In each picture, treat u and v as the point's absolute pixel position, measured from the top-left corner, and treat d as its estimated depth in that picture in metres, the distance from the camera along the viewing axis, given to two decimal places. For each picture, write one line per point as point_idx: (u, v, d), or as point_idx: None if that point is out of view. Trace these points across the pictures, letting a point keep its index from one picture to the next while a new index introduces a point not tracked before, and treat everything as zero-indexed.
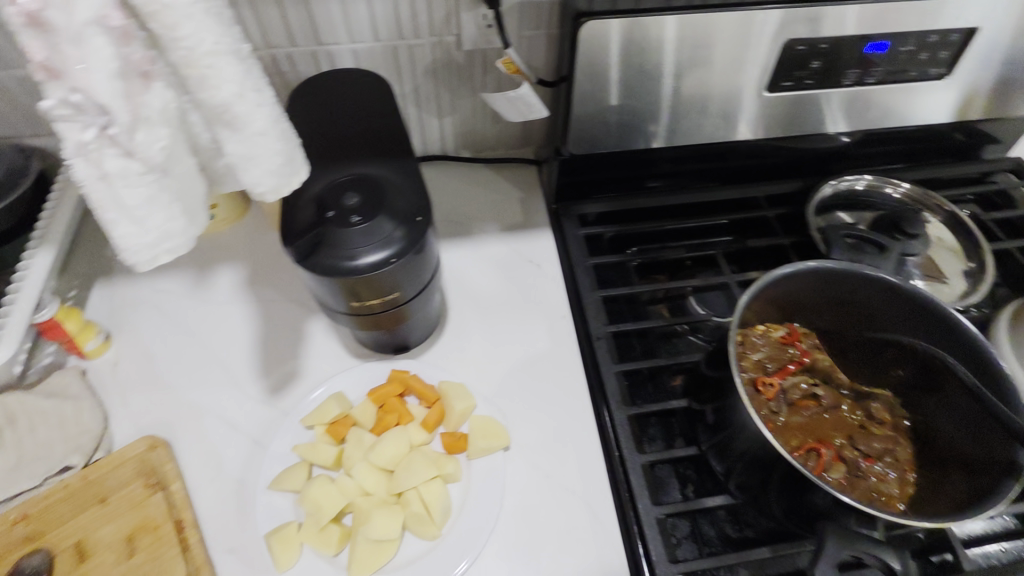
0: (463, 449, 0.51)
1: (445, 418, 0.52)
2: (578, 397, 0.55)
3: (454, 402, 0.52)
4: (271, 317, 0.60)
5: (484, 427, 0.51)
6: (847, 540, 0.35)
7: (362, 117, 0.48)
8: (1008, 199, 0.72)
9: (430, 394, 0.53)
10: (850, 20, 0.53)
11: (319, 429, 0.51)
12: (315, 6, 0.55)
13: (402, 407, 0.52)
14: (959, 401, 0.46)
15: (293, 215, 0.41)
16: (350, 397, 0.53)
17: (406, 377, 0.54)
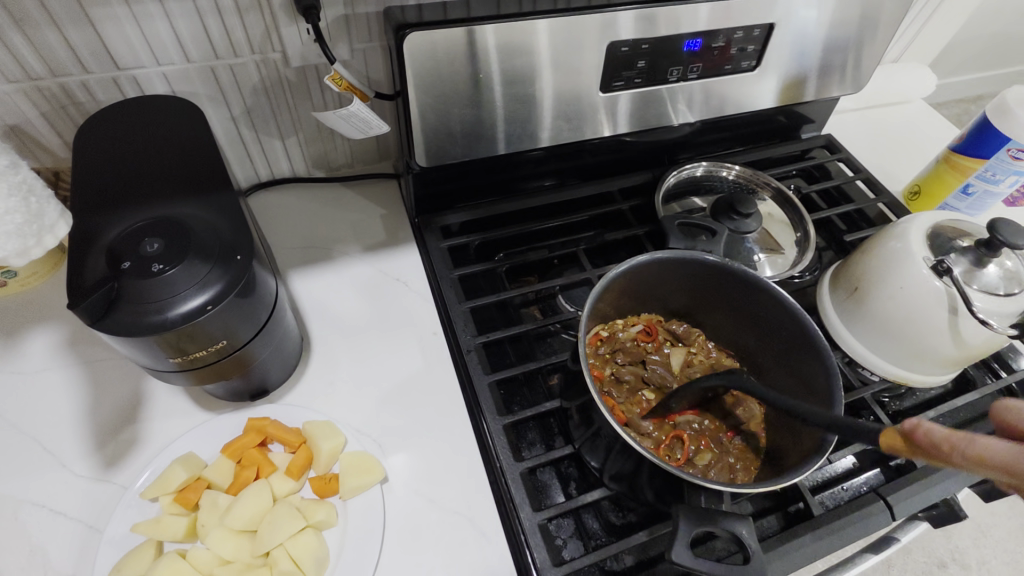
0: (335, 491, 0.47)
1: (312, 462, 0.49)
2: (455, 413, 0.54)
3: (321, 442, 0.49)
4: (100, 380, 0.53)
5: (355, 463, 0.49)
6: (696, 516, 0.38)
7: (168, 150, 0.43)
8: (825, 171, 0.81)
9: (293, 438, 0.49)
10: (662, 21, 0.57)
11: (164, 500, 0.45)
12: (105, 28, 0.48)
13: (261, 458, 0.48)
14: (796, 366, 0.48)
15: (82, 269, 0.36)
16: (202, 457, 0.48)
17: (263, 424, 0.50)
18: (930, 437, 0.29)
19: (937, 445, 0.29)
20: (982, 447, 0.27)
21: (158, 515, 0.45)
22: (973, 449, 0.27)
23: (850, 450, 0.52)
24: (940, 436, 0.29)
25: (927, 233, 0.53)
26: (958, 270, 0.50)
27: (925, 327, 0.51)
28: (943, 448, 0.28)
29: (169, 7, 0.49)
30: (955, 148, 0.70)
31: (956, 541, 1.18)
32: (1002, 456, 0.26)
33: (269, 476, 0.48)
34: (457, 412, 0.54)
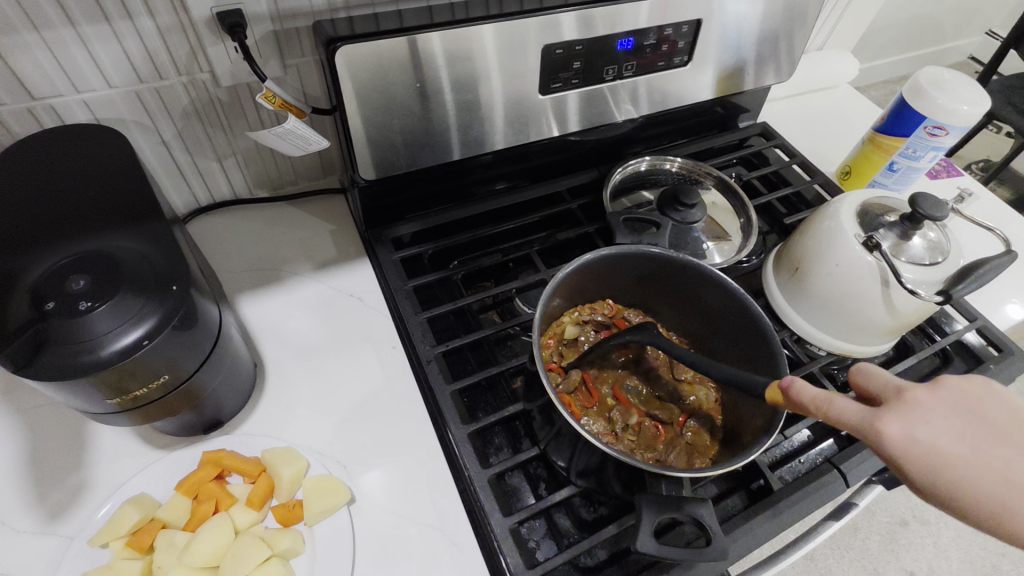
0: (299, 518, 0.46)
1: (273, 490, 0.47)
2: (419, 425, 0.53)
3: (282, 468, 0.48)
4: (38, 429, 0.50)
5: (320, 487, 0.48)
6: (659, 504, 0.38)
7: (91, 182, 0.41)
8: (763, 157, 0.85)
9: (252, 467, 0.48)
10: (594, 22, 0.58)
11: (116, 545, 0.43)
12: (15, 58, 0.46)
13: (220, 491, 0.47)
14: (744, 347, 0.50)
15: (3, 313, 0.34)
16: (156, 496, 0.47)
17: (219, 455, 0.48)
18: (801, 396, 0.35)
19: (805, 403, 0.35)
20: (839, 408, 0.33)
21: (110, 561, 0.43)
22: (835, 410, 0.33)
23: (802, 424, 0.54)
24: (810, 396, 0.35)
25: (856, 212, 0.56)
26: (886, 244, 0.53)
27: (861, 301, 0.54)
28: (809, 406, 0.34)
29: (83, 32, 0.47)
30: (879, 128, 0.73)
31: (914, 499, 1.25)
32: (852, 416, 0.33)
33: (229, 508, 0.46)
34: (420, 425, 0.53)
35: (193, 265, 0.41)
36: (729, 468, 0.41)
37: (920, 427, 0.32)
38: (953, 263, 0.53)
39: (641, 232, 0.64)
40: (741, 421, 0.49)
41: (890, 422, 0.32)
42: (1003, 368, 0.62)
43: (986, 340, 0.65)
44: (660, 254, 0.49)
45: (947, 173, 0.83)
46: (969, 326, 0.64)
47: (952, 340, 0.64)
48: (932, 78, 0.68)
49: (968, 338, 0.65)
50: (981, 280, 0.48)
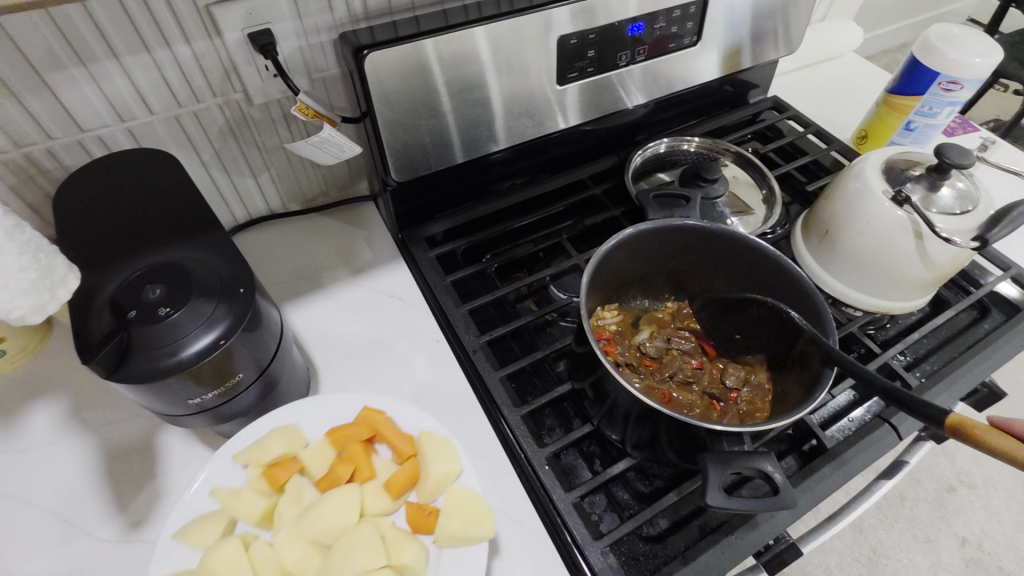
0: (429, 529, 0.44)
1: (419, 484, 0.46)
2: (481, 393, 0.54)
3: (434, 464, 0.45)
4: (111, 444, 0.52)
5: (461, 508, 0.44)
6: (724, 460, 0.39)
7: (151, 200, 0.43)
8: (777, 130, 0.86)
9: (404, 448, 0.47)
10: (605, 10, 0.59)
11: (255, 470, 0.46)
12: (65, 93, 0.49)
13: (367, 458, 0.47)
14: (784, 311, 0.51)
15: (87, 324, 0.36)
16: (306, 434, 0.48)
17: (376, 420, 0.48)
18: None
19: None
20: None
21: (239, 484, 0.45)
22: None
23: (848, 382, 0.55)
24: None
25: (881, 168, 0.57)
26: (915, 197, 0.53)
27: (896, 255, 0.54)
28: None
29: (126, 63, 0.49)
30: (891, 90, 0.74)
31: (959, 464, 1.25)
32: None
33: (366, 483, 0.46)
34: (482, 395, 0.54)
35: None
36: (787, 422, 0.42)
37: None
38: (985, 210, 0.53)
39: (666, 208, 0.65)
40: (789, 385, 0.49)
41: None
42: None
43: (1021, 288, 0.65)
44: (694, 225, 0.50)
45: (963, 130, 0.84)
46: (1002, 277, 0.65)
47: (987, 291, 0.64)
48: (942, 35, 0.68)
49: (1002, 288, 0.65)
50: (1016, 222, 0.48)
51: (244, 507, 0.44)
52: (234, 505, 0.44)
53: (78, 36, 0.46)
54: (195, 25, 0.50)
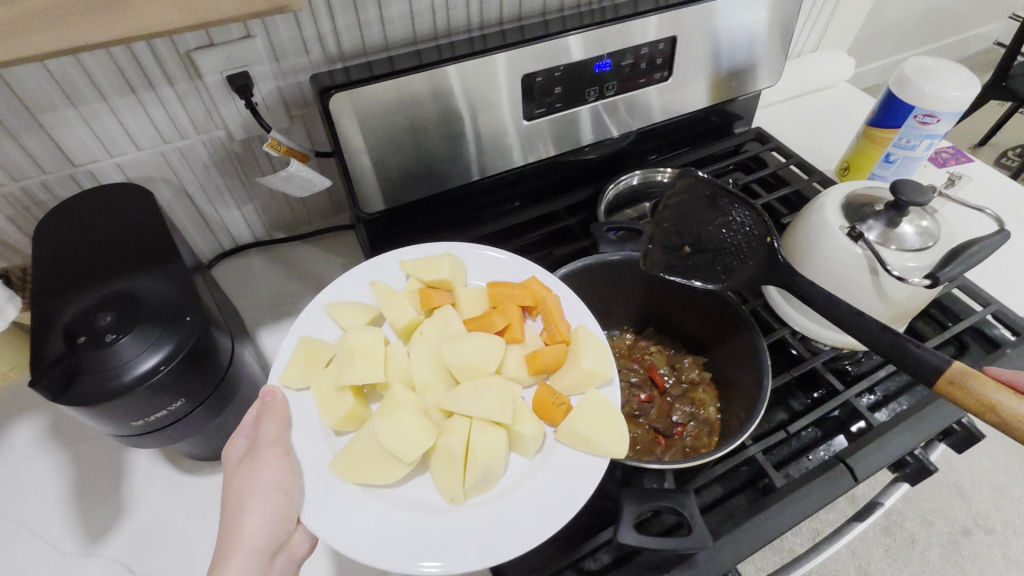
0: (554, 421, 0.49)
1: (563, 366, 0.51)
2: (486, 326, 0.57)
3: (586, 359, 0.50)
4: (87, 461, 0.55)
5: (593, 413, 0.47)
6: (639, 498, 0.39)
7: (120, 232, 0.47)
8: (761, 162, 0.86)
9: (558, 333, 0.52)
10: (569, 48, 0.61)
11: (415, 287, 0.57)
12: (57, 132, 0.53)
13: (513, 316, 0.54)
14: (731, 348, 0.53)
15: (43, 349, 0.39)
16: (468, 277, 0.58)
17: (541, 294, 0.54)
18: None
19: None
20: None
21: (397, 290, 0.56)
22: None
23: (806, 420, 0.55)
24: None
25: (842, 203, 0.56)
26: (872, 235, 0.53)
27: (855, 292, 0.54)
28: None
29: (113, 104, 0.53)
30: (871, 123, 0.74)
31: (975, 507, 1.18)
32: None
33: (511, 346, 0.54)
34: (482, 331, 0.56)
35: (206, 298, 0.45)
36: (707, 460, 0.43)
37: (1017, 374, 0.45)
38: (945, 248, 0.52)
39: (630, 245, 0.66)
40: (736, 407, 0.50)
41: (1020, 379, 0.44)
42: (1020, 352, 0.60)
43: (1002, 325, 0.63)
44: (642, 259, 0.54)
45: (955, 159, 0.83)
46: (983, 311, 0.63)
47: (964, 326, 0.63)
48: (917, 68, 0.68)
49: (982, 325, 0.64)
50: (970, 261, 0.48)
51: (395, 314, 0.54)
52: (388, 306, 0.54)
53: (68, 82, 0.50)
54: (178, 69, 0.54)
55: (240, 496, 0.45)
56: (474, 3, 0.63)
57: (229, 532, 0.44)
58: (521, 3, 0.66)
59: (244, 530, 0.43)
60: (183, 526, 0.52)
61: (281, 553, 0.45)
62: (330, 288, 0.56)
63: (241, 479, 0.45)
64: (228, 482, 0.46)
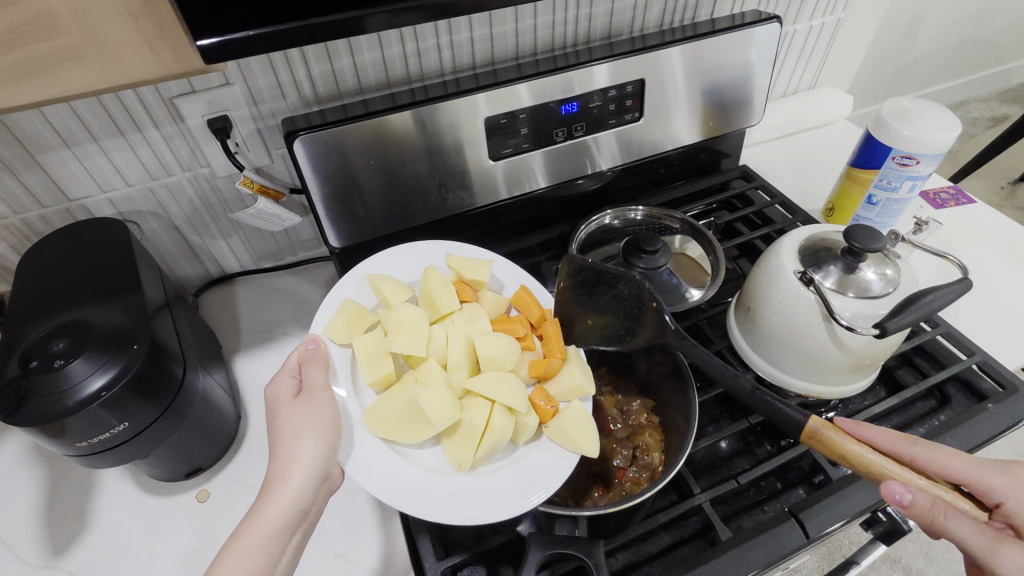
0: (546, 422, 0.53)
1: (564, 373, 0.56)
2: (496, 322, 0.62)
3: (578, 375, 0.54)
4: (59, 476, 0.58)
5: (578, 418, 0.52)
6: (546, 544, 0.39)
7: (91, 263, 0.51)
8: (745, 199, 0.85)
9: (558, 350, 0.56)
10: (532, 92, 0.64)
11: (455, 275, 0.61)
12: (53, 169, 0.58)
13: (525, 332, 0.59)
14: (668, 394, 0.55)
15: (2, 371, 0.43)
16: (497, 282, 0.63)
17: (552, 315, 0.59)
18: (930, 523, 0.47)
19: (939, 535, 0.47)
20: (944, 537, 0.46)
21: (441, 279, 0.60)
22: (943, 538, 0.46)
23: (760, 470, 0.53)
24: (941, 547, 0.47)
25: (800, 248, 0.55)
26: (828, 281, 0.52)
27: (809, 338, 0.52)
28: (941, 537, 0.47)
29: (104, 145, 0.58)
30: (853, 163, 0.72)
31: None
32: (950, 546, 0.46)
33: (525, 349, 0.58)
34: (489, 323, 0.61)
35: (161, 327, 0.48)
36: (621, 508, 0.44)
37: (869, 430, 0.45)
38: (904, 296, 0.50)
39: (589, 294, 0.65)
40: (673, 451, 0.52)
41: (872, 434, 0.45)
42: (1004, 407, 0.57)
43: (987, 376, 0.60)
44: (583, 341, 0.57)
45: (956, 201, 0.79)
46: (966, 361, 0.60)
47: (947, 378, 0.59)
48: (893, 110, 0.67)
49: (968, 377, 0.60)
50: (921, 310, 0.46)
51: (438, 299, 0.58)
52: (434, 289, 0.58)
53: (63, 125, 0.55)
54: (162, 112, 0.58)
55: (295, 431, 0.48)
56: (445, 51, 0.67)
57: (282, 460, 0.46)
58: (492, 50, 0.69)
59: (295, 457, 0.46)
60: (137, 545, 0.54)
61: (325, 481, 0.48)
62: (375, 258, 0.60)
63: (297, 412, 0.49)
64: (282, 417, 0.49)
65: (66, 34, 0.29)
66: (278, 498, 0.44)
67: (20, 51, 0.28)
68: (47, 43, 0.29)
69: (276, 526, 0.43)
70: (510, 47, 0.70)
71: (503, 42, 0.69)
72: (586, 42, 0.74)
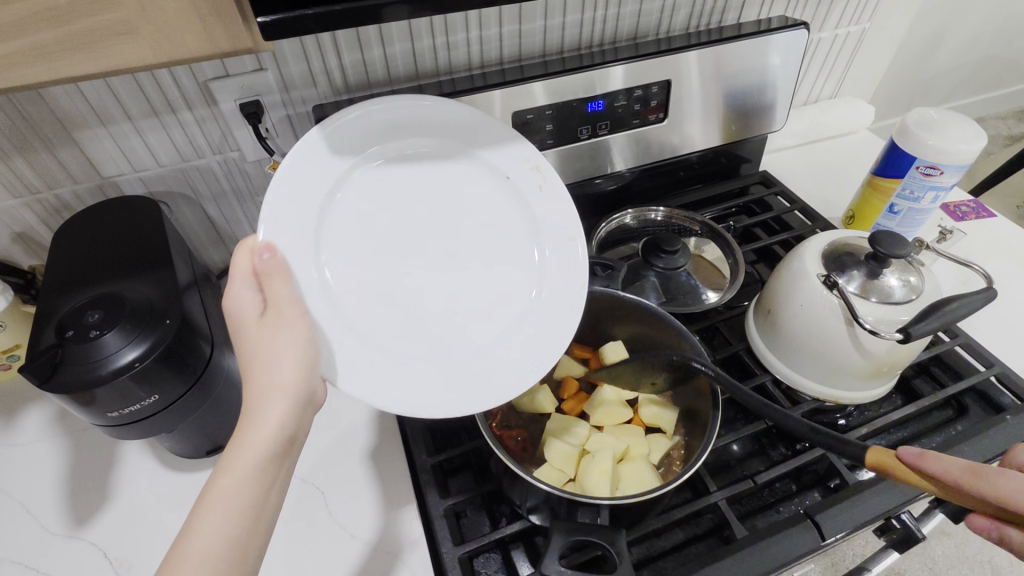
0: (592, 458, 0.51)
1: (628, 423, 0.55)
2: (510, 231, 0.55)
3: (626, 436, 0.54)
4: (82, 448, 0.59)
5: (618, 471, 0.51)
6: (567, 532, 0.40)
7: (125, 238, 0.52)
8: (764, 205, 0.85)
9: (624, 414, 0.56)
10: (562, 88, 0.64)
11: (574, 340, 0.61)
12: (88, 146, 0.59)
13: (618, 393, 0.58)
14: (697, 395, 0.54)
15: (37, 339, 0.43)
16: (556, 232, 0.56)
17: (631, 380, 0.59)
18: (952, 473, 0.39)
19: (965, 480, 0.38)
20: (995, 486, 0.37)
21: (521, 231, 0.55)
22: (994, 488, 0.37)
23: (775, 472, 0.53)
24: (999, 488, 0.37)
25: (823, 252, 0.55)
26: (851, 286, 0.52)
27: (829, 341, 0.53)
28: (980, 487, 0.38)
29: (139, 125, 0.59)
30: (875, 172, 0.72)
31: None
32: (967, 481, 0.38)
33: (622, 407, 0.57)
34: (506, 236, 0.55)
35: (192, 304, 0.49)
36: (643, 496, 0.44)
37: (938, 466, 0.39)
38: (928, 303, 0.50)
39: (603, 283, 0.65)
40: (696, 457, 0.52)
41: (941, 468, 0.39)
42: None
43: (1007, 389, 0.59)
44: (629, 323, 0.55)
45: (976, 214, 0.80)
46: (985, 374, 0.60)
47: (964, 389, 0.59)
48: (919, 119, 0.67)
49: (986, 389, 0.60)
50: (946, 317, 0.46)
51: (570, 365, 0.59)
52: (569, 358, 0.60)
53: (100, 104, 0.56)
54: (196, 95, 0.59)
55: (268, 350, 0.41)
56: (474, 45, 0.67)
57: (260, 385, 0.41)
58: (520, 46, 0.70)
59: (269, 383, 0.40)
60: (158, 518, 0.55)
61: (309, 404, 0.43)
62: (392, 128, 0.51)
63: (266, 335, 0.42)
64: (250, 336, 0.42)
65: (122, 7, 0.29)
66: (260, 426, 0.39)
67: (75, 22, 0.29)
68: (102, 16, 0.30)
69: (260, 463, 0.38)
70: (538, 44, 0.71)
71: (531, 39, 0.70)
72: (613, 43, 0.75)
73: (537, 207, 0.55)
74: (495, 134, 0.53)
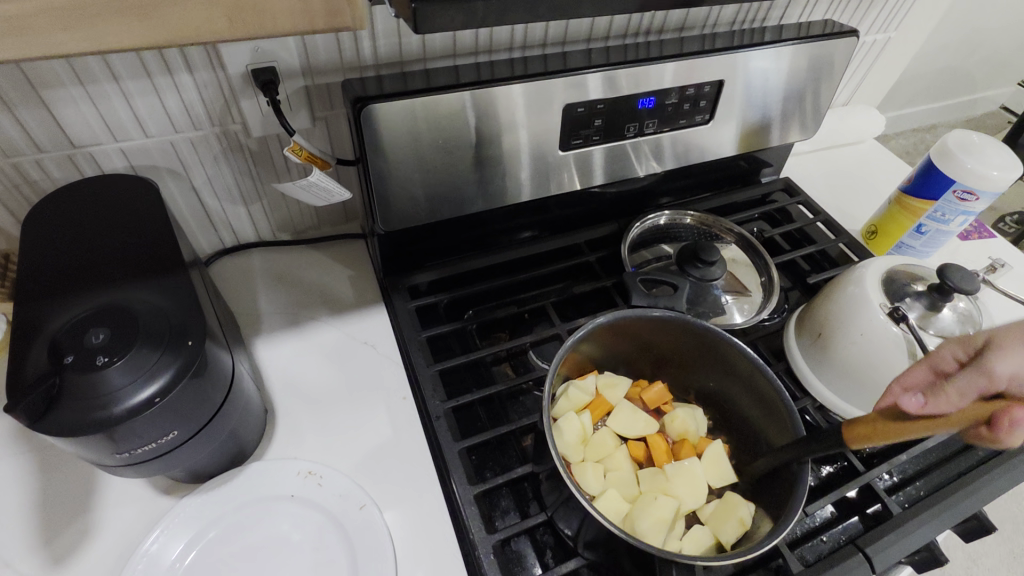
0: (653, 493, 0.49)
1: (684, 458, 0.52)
2: (323, 560, 0.46)
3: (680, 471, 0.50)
4: (52, 469, 0.50)
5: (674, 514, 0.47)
6: None
7: (119, 233, 0.43)
8: (786, 214, 0.83)
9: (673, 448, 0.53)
10: (615, 84, 0.59)
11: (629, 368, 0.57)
12: (60, 109, 0.48)
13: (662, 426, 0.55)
14: (757, 426, 0.52)
15: (24, 363, 0.36)
16: (366, 522, 0.48)
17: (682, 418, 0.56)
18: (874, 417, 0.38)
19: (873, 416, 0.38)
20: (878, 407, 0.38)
21: (348, 515, 0.49)
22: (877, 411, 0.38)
23: (826, 501, 0.52)
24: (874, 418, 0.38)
25: (882, 279, 0.55)
26: (913, 316, 0.52)
27: (888, 371, 0.52)
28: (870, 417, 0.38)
29: (126, 87, 0.49)
30: (905, 190, 0.72)
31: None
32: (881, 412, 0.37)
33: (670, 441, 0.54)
34: (322, 572, 0.46)
35: (210, 317, 0.42)
36: (744, 557, 0.40)
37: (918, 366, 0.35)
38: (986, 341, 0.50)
39: (649, 297, 0.62)
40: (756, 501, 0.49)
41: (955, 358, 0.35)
42: None
43: None
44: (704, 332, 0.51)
45: (978, 234, 0.80)
46: None
47: None
48: (960, 142, 0.67)
49: (1003, 415, 0.62)
50: None
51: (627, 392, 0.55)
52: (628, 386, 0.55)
53: (79, 59, 0.46)
54: (200, 57, 0.50)
55: None
56: (520, 23, 0.60)
57: None
58: (567, 28, 0.63)
59: None
60: None
61: None
62: (188, 538, 0.47)
63: None
64: None
65: None
66: None
67: None
68: None
69: None
70: (585, 28, 0.64)
71: (579, 21, 0.63)
72: (659, 32, 0.70)
73: (339, 547, 0.47)
74: (267, 470, 0.51)
